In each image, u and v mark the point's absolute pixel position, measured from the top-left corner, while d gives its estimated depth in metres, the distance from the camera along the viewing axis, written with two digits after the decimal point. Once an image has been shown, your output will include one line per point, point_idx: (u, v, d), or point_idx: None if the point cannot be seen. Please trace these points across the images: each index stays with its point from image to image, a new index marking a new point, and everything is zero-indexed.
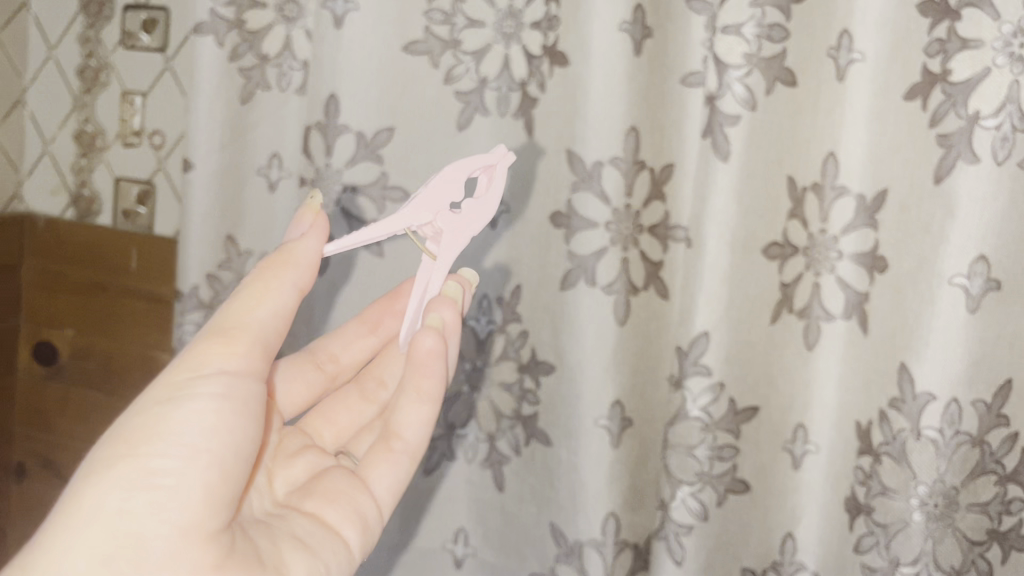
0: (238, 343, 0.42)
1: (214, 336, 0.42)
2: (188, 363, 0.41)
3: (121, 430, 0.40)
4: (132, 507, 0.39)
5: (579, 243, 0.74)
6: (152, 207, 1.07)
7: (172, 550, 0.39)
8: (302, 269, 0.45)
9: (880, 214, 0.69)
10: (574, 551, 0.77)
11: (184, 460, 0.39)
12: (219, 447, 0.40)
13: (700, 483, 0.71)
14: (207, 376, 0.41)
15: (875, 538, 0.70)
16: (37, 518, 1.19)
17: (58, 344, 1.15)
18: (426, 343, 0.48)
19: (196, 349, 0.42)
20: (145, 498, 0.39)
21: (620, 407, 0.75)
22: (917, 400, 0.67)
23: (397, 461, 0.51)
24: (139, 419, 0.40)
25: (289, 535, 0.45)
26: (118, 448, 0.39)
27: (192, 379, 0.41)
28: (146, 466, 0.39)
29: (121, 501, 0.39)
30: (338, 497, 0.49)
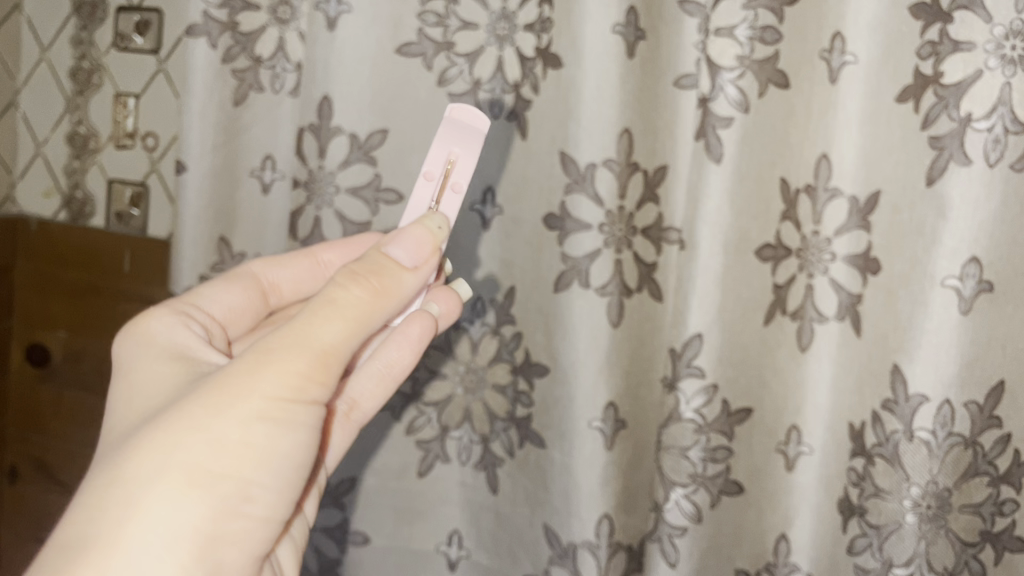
0: (337, 376, 0.44)
1: (317, 359, 0.43)
2: (291, 389, 0.42)
3: (214, 448, 0.41)
4: (220, 532, 0.41)
5: (571, 244, 0.74)
6: (146, 208, 1.07)
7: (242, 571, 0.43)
8: (396, 300, 0.47)
9: (873, 215, 0.69)
10: (569, 553, 0.76)
11: (274, 491, 0.43)
12: (296, 476, 0.44)
13: (694, 485, 0.71)
14: (305, 406, 0.43)
15: (869, 540, 0.70)
16: (31, 520, 1.19)
17: (51, 346, 1.15)
18: (412, 332, 0.52)
19: (298, 370, 0.42)
20: (236, 524, 0.42)
21: (613, 409, 0.74)
22: (909, 402, 0.67)
23: (347, 429, 0.55)
24: (247, 445, 0.41)
25: None
26: (210, 472, 0.40)
27: (290, 408, 0.42)
28: (247, 494, 0.42)
29: (220, 524, 0.41)
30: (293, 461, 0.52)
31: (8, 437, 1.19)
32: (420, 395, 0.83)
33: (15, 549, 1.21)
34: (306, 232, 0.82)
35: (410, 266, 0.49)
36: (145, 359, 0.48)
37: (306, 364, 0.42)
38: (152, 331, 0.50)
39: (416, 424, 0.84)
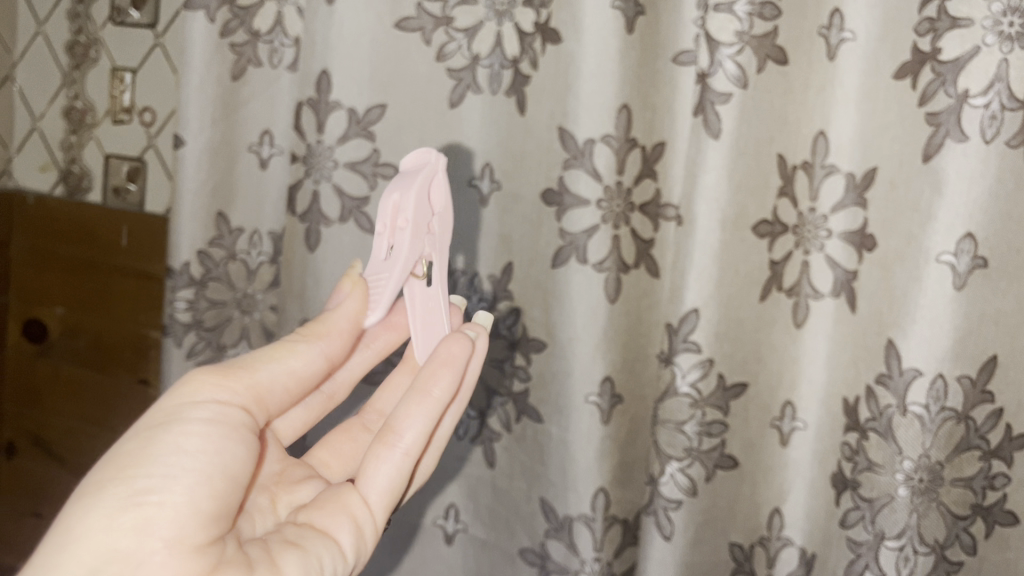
0: (241, 382, 0.49)
1: (216, 371, 0.48)
2: (187, 392, 0.47)
3: (119, 449, 0.45)
4: (118, 527, 0.42)
5: (569, 219, 0.74)
6: (143, 183, 1.06)
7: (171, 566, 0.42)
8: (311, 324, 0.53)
9: (869, 193, 0.70)
10: (564, 525, 0.78)
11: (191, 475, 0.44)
12: (221, 466, 0.45)
13: (689, 459, 0.72)
14: (203, 401, 0.47)
15: (861, 513, 0.70)
16: (29, 495, 1.19)
17: (48, 322, 1.15)
18: (453, 348, 0.51)
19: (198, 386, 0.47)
20: (132, 516, 0.43)
21: (610, 383, 0.75)
22: (903, 376, 0.66)
23: (386, 459, 0.51)
24: (143, 437, 0.45)
25: (281, 541, 0.48)
26: (106, 471, 0.44)
27: (179, 408, 0.46)
28: (140, 484, 0.43)
29: (113, 519, 0.42)
30: (327, 506, 0.51)
31: (6, 411, 1.19)
32: None
33: (13, 524, 1.21)
34: (304, 207, 0.83)
35: (340, 302, 0.53)
36: None
37: (205, 372, 0.48)
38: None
39: None
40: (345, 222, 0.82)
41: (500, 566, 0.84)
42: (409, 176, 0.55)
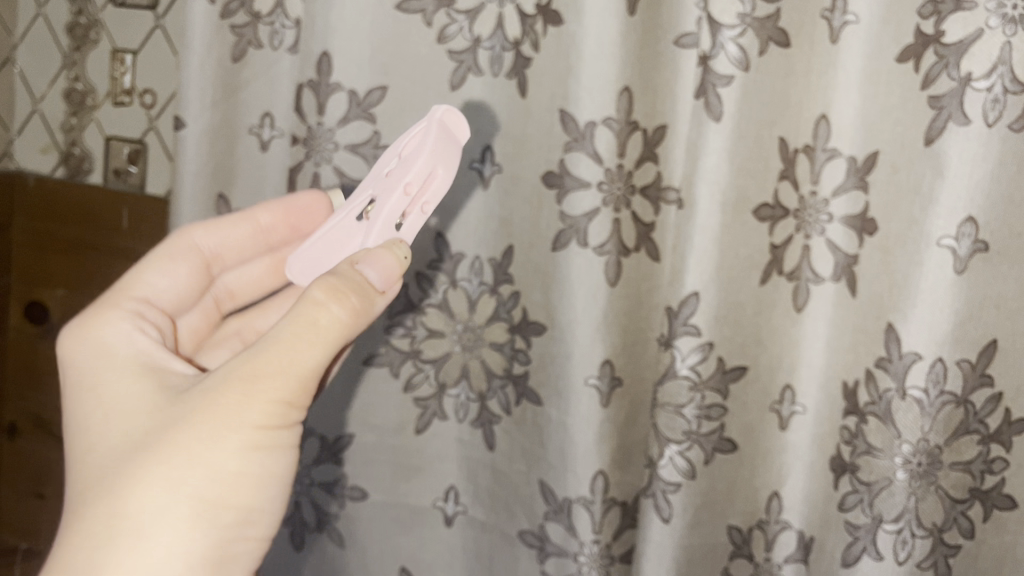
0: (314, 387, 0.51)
1: (301, 382, 0.49)
2: (281, 413, 0.49)
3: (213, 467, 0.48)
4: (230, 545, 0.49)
5: (570, 203, 0.74)
6: (144, 165, 1.07)
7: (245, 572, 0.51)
8: (371, 313, 0.52)
9: (870, 175, 0.70)
10: (563, 507, 0.78)
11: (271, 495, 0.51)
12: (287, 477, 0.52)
13: (688, 442, 0.72)
14: (292, 422, 0.50)
15: (860, 496, 0.69)
16: (30, 476, 1.20)
17: (49, 304, 1.15)
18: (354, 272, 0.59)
19: (287, 401, 0.49)
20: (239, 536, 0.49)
21: (610, 366, 0.75)
22: (903, 359, 0.66)
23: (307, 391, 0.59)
24: (242, 467, 0.48)
25: None
26: (215, 502, 0.48)
27: (270, 430, 0.49)
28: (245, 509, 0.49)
29: (224, 542, 0.48)
30: None
31: (6, 392, 1.19)
32: (418, 352, 0.85)
33: (14, 504, 1.22)
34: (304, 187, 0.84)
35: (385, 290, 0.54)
36: (121, 380, 0.52)
37: (292, 387, 0.49)
38: (111, 337, 0.55)
39: (412, 380, 0.85)
40: None
41: (500, 547, 0.85)
42: (450, 150, 0.57)
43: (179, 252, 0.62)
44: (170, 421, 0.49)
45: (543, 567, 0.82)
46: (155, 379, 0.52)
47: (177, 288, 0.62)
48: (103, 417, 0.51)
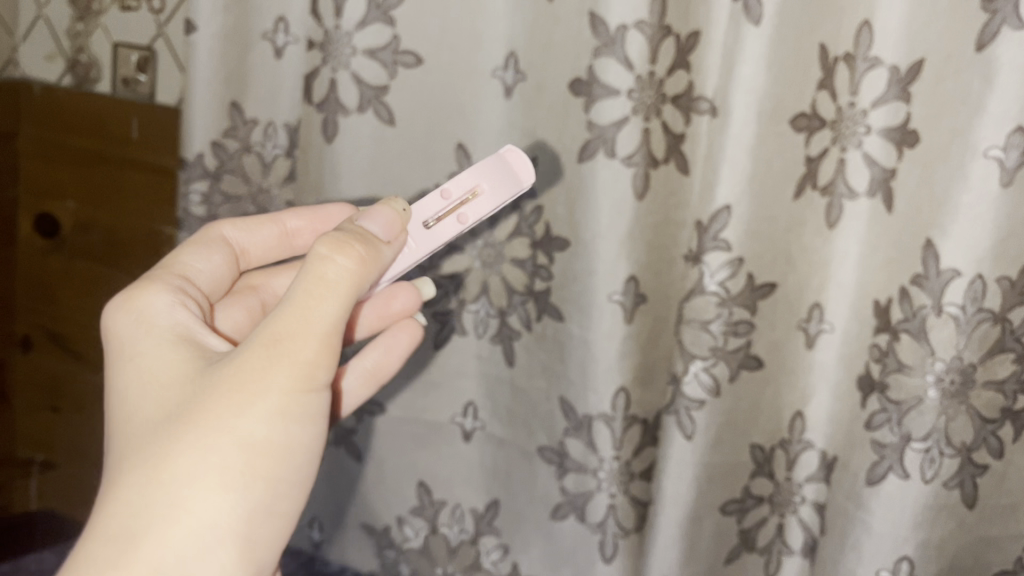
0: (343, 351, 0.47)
1: (320, 342, 0.45)
2: (307, 378, 0.45)
3: (238, 439, 0.44)
4: (258, 524, 0.45)
5: (598, 111, 0.71)
6: (153, 73, 1.02)
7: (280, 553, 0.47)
8: (380, 261, 0.49)
9: (913, 85, 0.66)
10: (583, 424, 0.78)
11: (301, 469, 0.46)
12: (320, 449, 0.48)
13: (713, 358, 0.71)
14: (319, 386, 0.46)
15: (888, 415, 0.68)
16: (41, 387, 1.20)
17: (59, 215, 1.14)
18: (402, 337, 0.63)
19: (310, 367, 0.45)
20: (269, 514, 0.45)
21: (634, 283, 0.74)
22: (940, 276, 0.64)
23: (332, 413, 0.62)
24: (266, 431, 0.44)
25: None
26: (240, 472, 0.44)
27: (299, 394, 0.45)
28: (271, 483, 0.45)
29: (249, 520, 0.44)
30: None
31: (17, 303, 1.19)
32: (436, 267, 0.84)
33: (25, 415, 1.22)
34: (321, 96, 0.80)
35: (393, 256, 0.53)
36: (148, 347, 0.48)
37: (313, 348, 0.45)
38: (152, 311, 0.50)
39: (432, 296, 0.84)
40: (364, 112, 0.80)
41: (517, 464, 0.84)
42: (508, 184, 0.58)
43: (213, 241, 0.59)
44: (192, 394, 0.45)
45: (561, 484, 0.81)
46: (184, 345, 0.48)
47: (215, 276, 0.58)
48: (131, 391, 0.47)
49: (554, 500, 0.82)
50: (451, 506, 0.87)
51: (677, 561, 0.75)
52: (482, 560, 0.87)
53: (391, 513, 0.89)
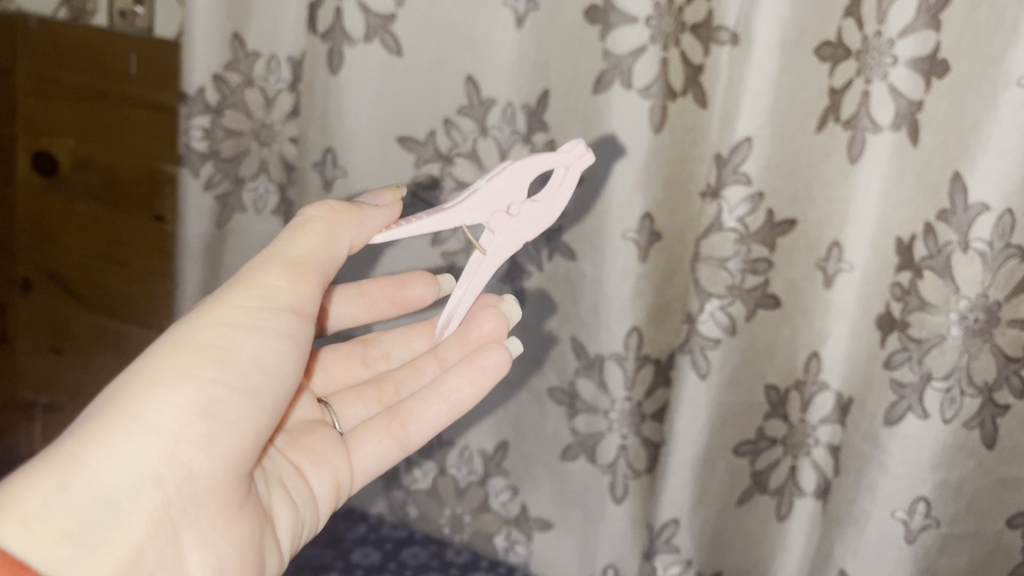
0: (307, 284, 0.50)
1: (285, 268, 0.49)
2: (263, 295, 0.49)
3: (185, 345, 0.47)
4: (185, 431, 0.45)
5: (615, 40, 0.69)
6: (150, 5, 0.98)
7: (212, 483, 0.47)
8: (364, 220, 0.52)
9: (944, 13, 0.63)
10: (594, 365, 0.77)
11: (241, 392, 0.48)
12: (268, 383, 0.49)
13: (731, 297, 0.71)
14: (274, 308, 0.49)
15: (908, 354, 0.66)
16: (43, 329, 1.19)
17: (58, 154, 1.11)
18: (486, 361, 0.59)
19: (267, 287, 0.49)
20: (196, 426, 0.46)
21: (650, 220, 0.72)
22: (968, 211, 0.62)
23: (387, 441, 0.61)
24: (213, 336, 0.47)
25: (279, 480, 0.55)
26: (176, 369, 0.46)
27: (252, 308, 0.48)
28: (207, 392, 0.46)
29: (173, 425, 0.45)
30: (324, 459, 0.58)
31: (15, 245, 1.17)
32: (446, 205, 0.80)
33: (26, 358, 1.21)
34: (326, 26, 0.78)
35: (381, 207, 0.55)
36: None
37: (277, 272, 0.49)
38: None
39: (440, 235, 0.81)
40: (371, 43, 0.77)
41: (527, 405, 0.82)
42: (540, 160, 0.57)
43: None
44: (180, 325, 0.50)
45: (572, 426, 0.80)
46: None
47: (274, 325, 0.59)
48: None
49: (563, 442, 0.81)
50: (459, 448, 0.86)
51: (688, 502, 0.75)
52: (491, 501, 0.86)
53: None
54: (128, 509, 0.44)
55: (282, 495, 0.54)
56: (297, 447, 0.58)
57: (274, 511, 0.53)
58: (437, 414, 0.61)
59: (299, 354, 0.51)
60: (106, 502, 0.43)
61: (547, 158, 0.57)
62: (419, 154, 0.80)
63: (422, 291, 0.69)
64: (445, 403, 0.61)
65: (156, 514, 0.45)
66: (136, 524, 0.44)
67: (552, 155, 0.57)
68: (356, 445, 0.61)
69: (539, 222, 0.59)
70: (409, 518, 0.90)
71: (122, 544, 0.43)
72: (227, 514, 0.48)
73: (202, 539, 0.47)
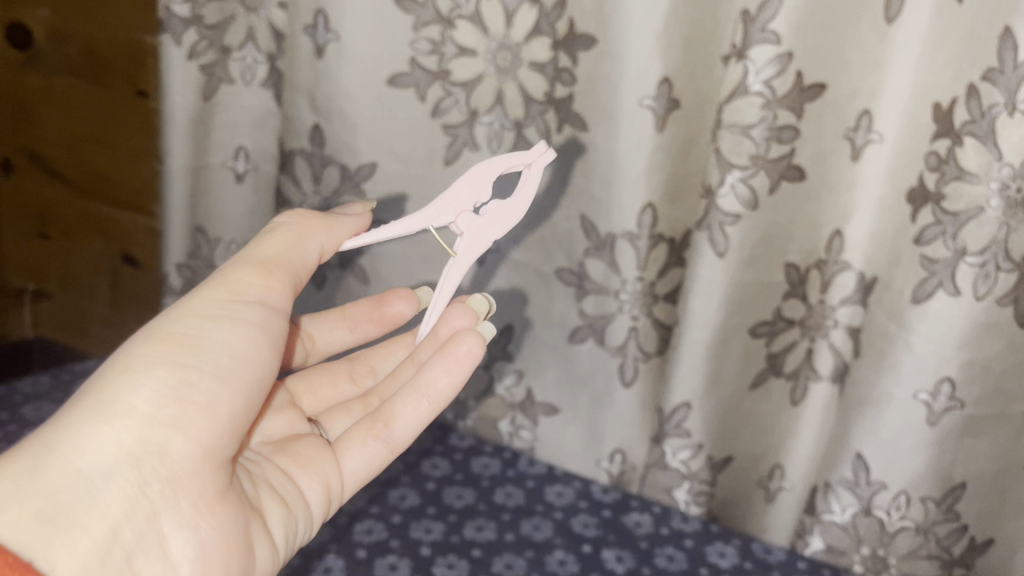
0: (279, 277, 0.48)
1: (255, 264, 0.48)
2: (233, 286, 0.47)
3: (155, 333, 0.44)
4: (161, 415, 0.43)
5: None
6: None
7: (190, 466, 0.43)
8: (334, 223, 0.52)
9: None
10: (605, 243, 0.73)
11: (215, 376, 0.45)
12: (244, 371, 0.46)
13: (753, 168, 0.66)
14: (246, 300, 0.47)
15: (941, 228, 0.62)
16: (31, 214, 1.14)
17: (31, 26, 1.03)
18: (461, 348, 0.51)
19: (240, 280, 0.47)
20: (174, 411, 0.43)
21: (668, 86, 0.67)
22: (1017, 70, 0.57)
23: (371, 446, 0.53)
24: (185, 326, 0.45)
25: (266, 482, 0.50)
26: (149, 357, 0.44)
27: (225, 300, 0.46)
28: (184, 376, 0.44)
29: (150, 408, 0.43)
30: (309, 464, 0.53)
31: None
32: (446, 72, 0.74)
33: (16, 244, 1.17)
34: None
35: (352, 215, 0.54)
36: None
37: (246, 268, 0.48)
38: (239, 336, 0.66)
39: (440, 106, 0.76)
40: None
41: (534, 287, 0.78)
42: (506, 163, 0.55)
43: None
44: None
45: (581, 308, 0.77)
46: None
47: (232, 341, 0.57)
48: None
49: (571, 324, 0.78)
50: None
51: (699, 385, 0.73)
52: (496, 385, 0.84)
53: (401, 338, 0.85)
54: (104, 492, 0.41)
55: (272, 495, 0.50)
56: (283, 455, 0.53)
57: (263, 510, 0.49)
58: (417, 410, 0.52)
59: (275, 343, 0.48)
60: (78, 481, 0.40)
61: (511, 159, 0.55)
62: (417, 16, 0.73)
63: (400, 307, 0.65)
64: (424, 398, 0.52)
65: (134, 496, 0.42)
66: (112, 505, 0.41)
67: (512, 155, 0.55)
68: (343, 452, 0.53)
69: (507, 220, 0.55)
70: None
71: (99, 527, 0.41)
72: (210, 499, 0.44)
73: (183, 522, 0.44)
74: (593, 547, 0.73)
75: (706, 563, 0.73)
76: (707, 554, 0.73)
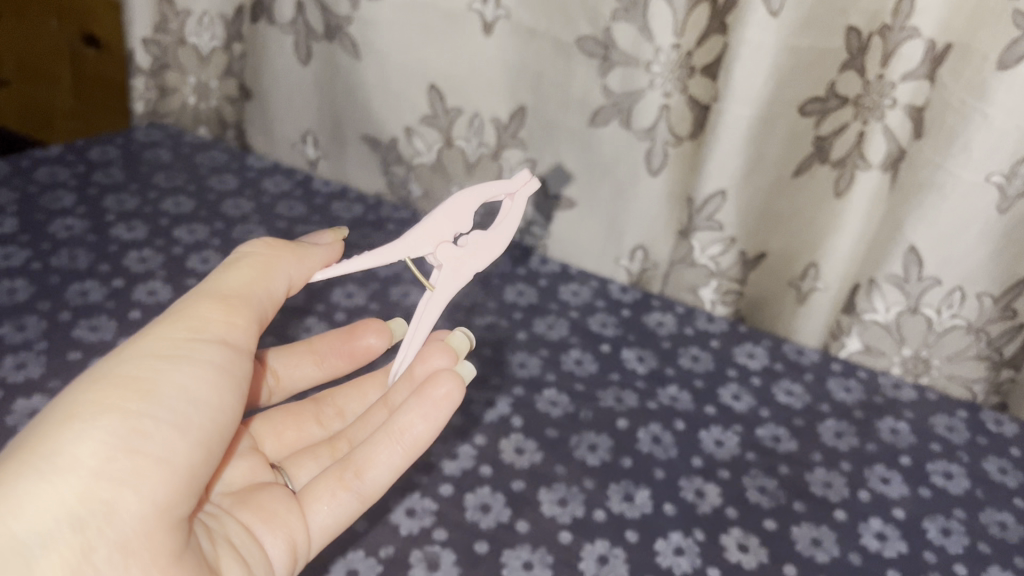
0: (246, 312, 0.39)
1: (217, 298, 0.39)
2: (193, 324, 0.38)
3: (103, 374, 0.35)
4: (107, 472, 0.33)
5: None
6: None
7: (144, 528, 0.34)
8: (303, 253, 0.43)
9: None
10: (637, 4, 0.62)
11: (173, 425, 0.35)
12: (208, 418, 0.36)
13: None
14: (207, 339, 0.38)
15: None
16: None
17: None
18: (436, 392, 0.42)
19: (201, 316, 0.38)
20: (125, 465, 0.34)
21: None
22: None
23: (341, 500, 0.43)
24: (137, 365, 0.36)
25: (225, 540, 0.40)
26: (96, 403, 0.34)
27: (184, 339, 0.37)
28: (137, 425, 0.34)
29: (97, 463, 0.33)
30: (269, 518, 0.42)
31: None
32: None
33: None
34: None
35: (320, 246, 0.45)
36: None
37: (206, 301, 0.39)
38: None
39: None
40: None
41: (550, 60, 0.67)
42: (493, 189, 0.47)
43: None
44: None
45: (604, 84, 0.66)
46: None
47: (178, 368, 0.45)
48: None
49: (594, 104, 0.67)
50: (467, 116, 0.72)
51: (738, 171, 0.65)
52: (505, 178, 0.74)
53: (399, 123, 0.75)
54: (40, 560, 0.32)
55: (233, 557, 0.39)
56: (246, 507, 0.42)
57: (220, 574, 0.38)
58: (390, 459, 0.43)
59: (240, 391, 0.38)
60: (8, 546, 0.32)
61: (494, 186, 0.48)
62: None
63: (371, 340, 0.56)
64: (395, 444, 0.42)
65: (75, 566, 0.33)
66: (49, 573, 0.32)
67: (494, 183, 0.48)
68: (307, 503, 0.43)
69: (489, 253, 0.47)
70: (412, 198, 0.79)
71: None
72: (164, 563, 0.34)
73: None
74: (612, 346, 0.67)
75: (734, 364, 0.67)
76: (735, 356, 0.68)
